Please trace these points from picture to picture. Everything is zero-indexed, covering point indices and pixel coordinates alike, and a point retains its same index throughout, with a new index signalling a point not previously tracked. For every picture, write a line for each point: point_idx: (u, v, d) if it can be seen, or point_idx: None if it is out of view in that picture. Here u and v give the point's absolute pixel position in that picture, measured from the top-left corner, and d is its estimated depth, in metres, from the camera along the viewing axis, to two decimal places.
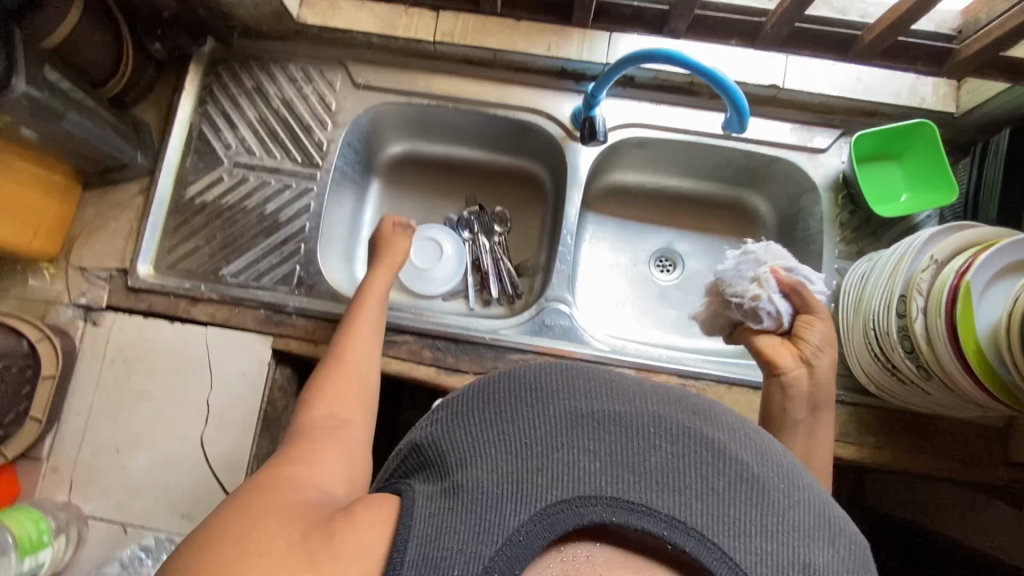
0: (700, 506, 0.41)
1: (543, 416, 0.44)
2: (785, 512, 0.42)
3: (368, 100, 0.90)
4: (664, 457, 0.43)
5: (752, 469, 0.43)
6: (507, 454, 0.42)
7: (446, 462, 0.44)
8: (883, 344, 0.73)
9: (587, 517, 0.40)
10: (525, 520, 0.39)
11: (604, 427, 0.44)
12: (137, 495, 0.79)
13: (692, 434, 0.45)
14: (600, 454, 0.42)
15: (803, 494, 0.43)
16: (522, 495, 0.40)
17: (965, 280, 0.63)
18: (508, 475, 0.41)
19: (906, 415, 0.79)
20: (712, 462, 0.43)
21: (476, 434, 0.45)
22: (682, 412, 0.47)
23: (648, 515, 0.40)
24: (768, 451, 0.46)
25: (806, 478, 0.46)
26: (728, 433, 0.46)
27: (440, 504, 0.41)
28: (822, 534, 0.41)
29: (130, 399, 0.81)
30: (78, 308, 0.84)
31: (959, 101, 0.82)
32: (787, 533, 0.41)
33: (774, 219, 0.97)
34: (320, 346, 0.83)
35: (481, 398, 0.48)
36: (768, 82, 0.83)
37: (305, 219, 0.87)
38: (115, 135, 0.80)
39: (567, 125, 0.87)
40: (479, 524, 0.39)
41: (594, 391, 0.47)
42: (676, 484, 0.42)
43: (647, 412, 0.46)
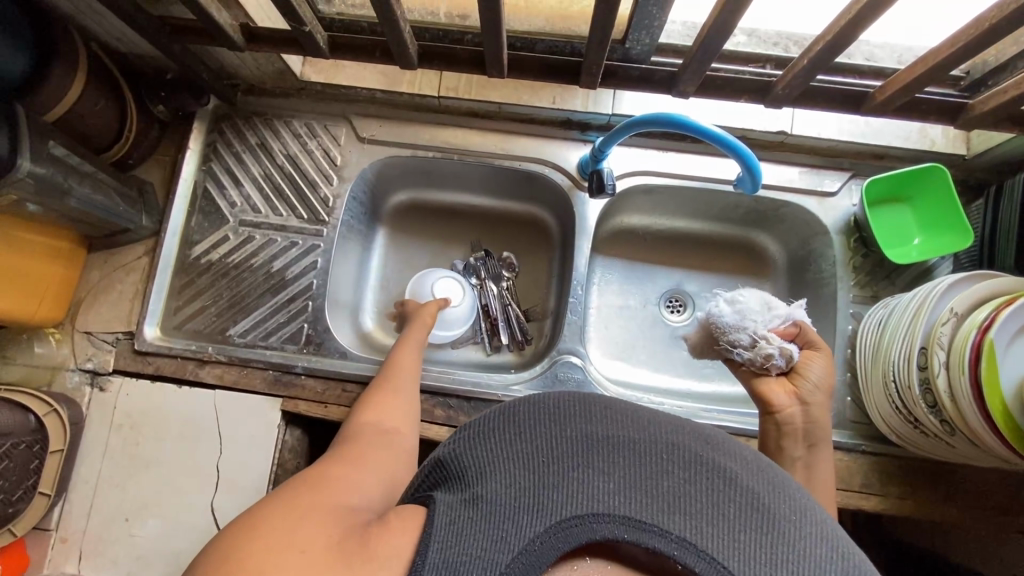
0: (710, 530, 0.39)
1: (561, 435, 0.43)
2: (798, 546, 0.38)
3: (373, 153, 0.90)
4: (676, 481, 0.41)
5: (763, 497, 0.41)
6: (526, 470, 0.41)
7: (466, 476, 0.42)
8: (905, 397, 0.71)
9: (599, 532, 0.38)
10: (541, 532, 0.38)
11: (620, 448, 0.42)
12: (146, 565, 0.78)
13: (707, 460, 0.42)
14: (614, 473, 0.41)
15: (817, 528, 0.40)
16: (538, 508, 0.39)
17: (988, 337, 0.62)
18: (526, 490, 0.40)
19: (930, 463, 0.78)
20: (722, 489, 0.41)
21: (498, 450, 0.43)
22: (698, 439, 0.44)
23: (659, 535, 0.39)
24: (783, 483, 0.43)
25: (823, 514, 0.42)
26: (743, 463, 0.43)
27: (459, 512, 0.40)
28: (835, 566, 0.38)
29: (138, 466, 0.80)
30: (84, 374, 0.83)
31: (970, 143, 0.81)
32: (801, 564, 0.38)
33: (784, 258, 0.96)
34: (330, 406, 0.81)
35: (502, 415, 0.46)
36: (775, 130, 0.83)
37: (311, 276, 0.86)
38: (119, 200, 0.80)
39: (574, 175, 0.87)
40: (497, 534, 0.38)
41: (613, 414, 0.45)
42: (688, 507, 0.40)
43: (662, 436, 0.44)
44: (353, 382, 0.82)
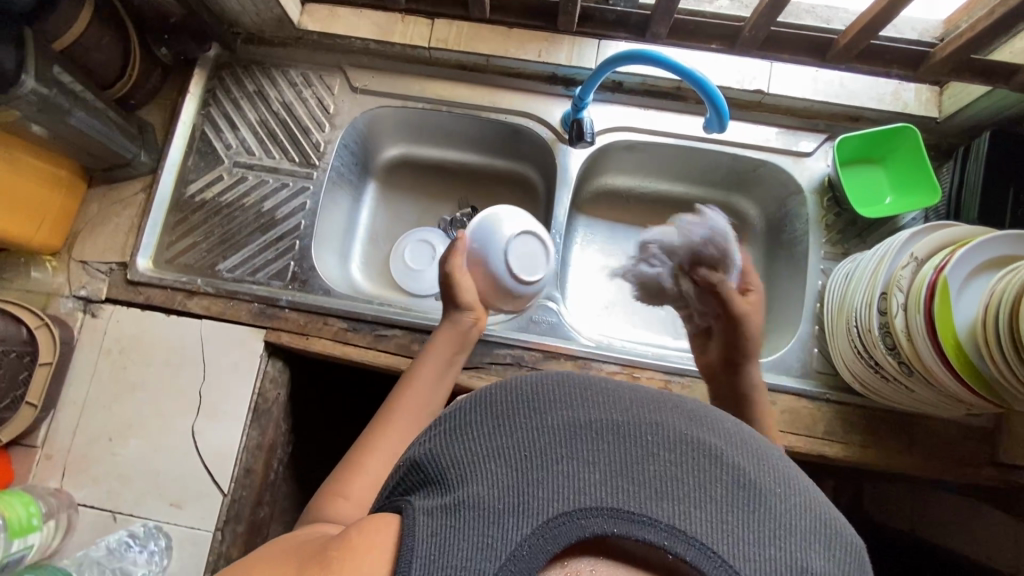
0: (700, 515, 0.34)
1: (541, 423, 0.37)
2: (788, 521, 0.35)
3: (365, 103, 0.93)
4: (663, 463, 0.36)
5: (750, 474, 0.36)
6: (508, 464, 0.36)
7: (446, 478, 0.37)
8: (865, 341, 0.73)
9: (588, 530, 0.33)
10: (528, 535, 0.33)
11: (603, 432, 0.37)
12: (127, 483, 0.80)
13: (691, 439, 0.37)
14: (600, 461, 0.36)
15: (802, 498, 0.37)
16: (524, 509, 0.34)
17: (944, 274, 0.63)
18: (511, 488, 0.35)
19: (892, 414, 0.79)
20: (709, 468, 0.36)
21: (477, 444, 0.38)
22: (682, 416, 0.39)
23: (650, 526, 0.34)
24: (765, 455, 0.39)
25: (803, 481, 0.39)
26: (725, 438, 0.39)
27: (440, 519, 0.34)
28: (818, 537, 0.35)
29: (124, 388, 0.83)
30: (78, 300, 0.86)
31: (941, 105, 0.83)
32: (788, 540, 0.34)
33: (762, 222, 0.98)
34: (311, 339, 0.84)
35: (477, 403, 0.40)
36: (752, 88, 0.85)
37: (300, 217, 0.90)
38: (119, 133, 0.83)
39: (557, 128, 0.90)
40: (480, 540, 0.33)
41: (598, 396, 0.40)
42: (676, 491, 0.35)
43: (651, 417, 0.38)
44: (334, 317, 0.85)
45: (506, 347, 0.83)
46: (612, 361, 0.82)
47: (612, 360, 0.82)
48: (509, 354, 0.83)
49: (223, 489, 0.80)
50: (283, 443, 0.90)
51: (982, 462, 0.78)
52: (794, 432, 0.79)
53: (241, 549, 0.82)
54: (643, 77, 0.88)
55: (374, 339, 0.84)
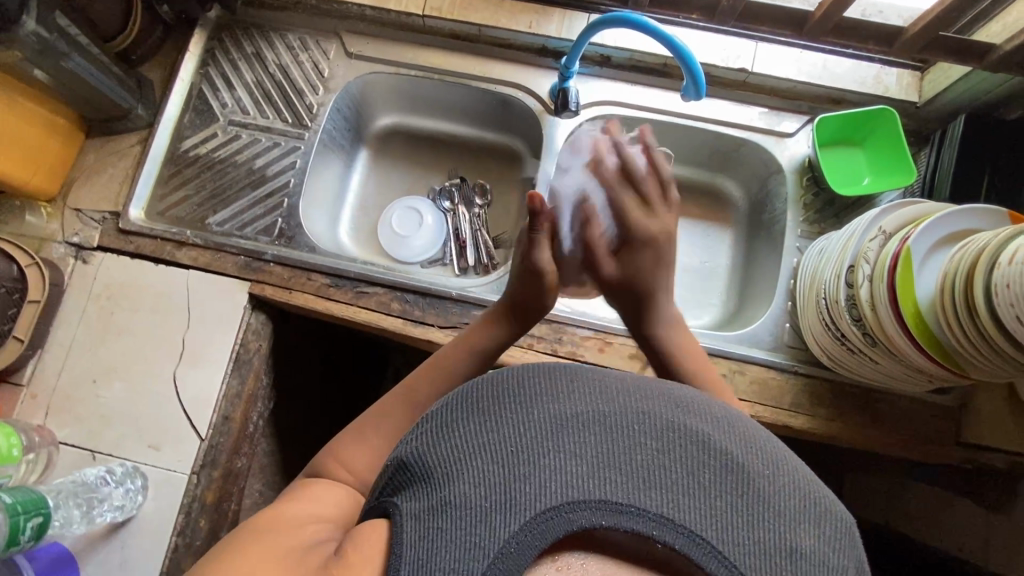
0: (689, 502, 0.35)
1: (526, 417, 0.37)
2: (772, 499, 0.36)
3: (359, 68, 0.95)
4: (651, 453, 0.36)
5: (738, 456, 0.37)
6: (491, 462, 0.36)
7: (431, 477, 0.37)
8: (833, 312, 0.74)
9: (576, 523, 0.34)
10: (516, 531, 0.33)
11: (589, 423, 0.37)
12: (108, 424, 0.82)
13: (678, 426, 0.38)
14: (587, 454, 0.36)
15: (797, 478, 0.37)
16: (511, 505, 0.34)
17: (907, 245, 0.65)
18: (496, 486, 0.35)
19: (859, 391, 0.81)
20: (697, 455, 0.37)
21: (462, 444, 0.37)
22: (667, 402, 0.39)
23: (638, 515, 0.34)
24: (751, 436, 0.39)
25: (792, 459, 0.39)
26: (712, 422, 0.39)
27: (427, 521, 0.35)
28: (810, 514, 0.36)
29: (110, 333, 0.85)
30: (70, 247, 0.88)
31: (921, 91, 0.85)
32: (777, 521, 0.35)
33: (744, 204, 0.99)
34: (294, 292, 0.86)
35: (462, 400, 0.40)
36: (736, 66, 0.87)
37: (290, 175, 0.92)
38: (117, 84, 0.86)
39: (544, 99, 0.92)
40: (467, 540, 0.33)
41: (582, 387, 0.39)
42: (667, 480, 0.35)
43: (635, 407, 0.38)
44: (317, 273, 0.87)
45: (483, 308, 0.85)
46: (586, 327, 0.83)
47: (586, 325, 0.83)
48: None
49: (201, 433, 0.82)
50: (263, 397, 0.92)
51: (946, 441, 0.79)
52: (760, 403, 0.80)
53: (215, 494, 0.84)
54: (631, 53, 0.90)
55: (354, 296, 0.86)
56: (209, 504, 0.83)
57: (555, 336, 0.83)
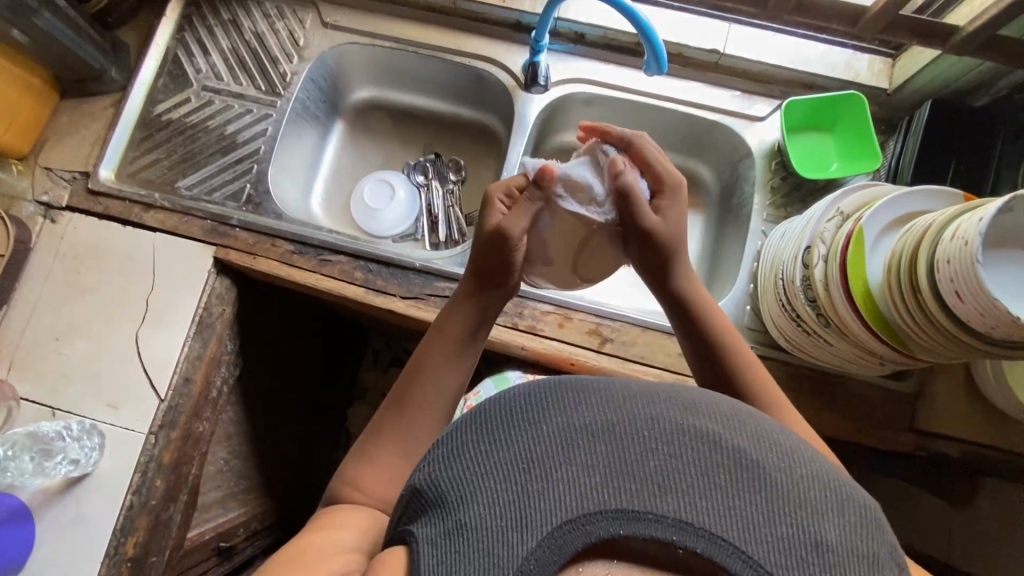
0: (710, 505, 0.32)
1: (529, 430, 0.34)
2: (796, 492, 0.32)
3: (335, 39, 0.95)
4: (663, 457, 0.33)
5: (757, 453, 0.33)
6: (501, 480, 0.33)
7: (439, 500, 0.34)
8: (788, 293, 0.74)
9: (594, 535, 0.31)
10: (533, 548, 0.31)
11: (597, 432, 0.34)
12: (69, 382, 0.83)
13: (688, 427, 0.34)
14: (598, 464, 0.33)
15: (810, 469, 0.34)
16: (523, 523, 0.31)
17: (859, 225, 0.64)
18: (505, 504, 0.32)
19: (817, 375, 0.81)
20: (713, 455, 0.33)
21: (467, 463, 0.35)
22: (674, 403, 0.35)
23: (656, 522, 0.31)
24: (764, 431, 0.35)
25: (808, 451, 0.35)
26: (721, 419, 0.35)
27: (442, 546, 0.32)
28: (832, 502, 0.33)
29: (76, 292, 0.86)
30: (39, 206, 0.89)
31: (892, 77, 0.85)
32: (805, 514, 0.32)
33: (716, 188, 0.99)
34: (258, 258, 0.86)
35: (472, 420, 0.37)
36: (707, 46, 0.87)
37: (261, 142, 0.92)
38: (89, 43, 0.86)
39: (516, 75, 0.92)
40: (483, 563, 0.31)
41: (584, 393, 0.36)
42: (682, 482, 0.32)
43: (641, 410, 0.35)
44: (282, 239, 0.87)
45: (446, 280, 0.85)
46: (546, 302, 0.84)
47: (546, 300, 0.83)
48: (447, 287, 0.85)
49: (160, 393, 0.83)
50: (228, 362, 0.92)
51: (901, 427, 0.79)
52: None
53: (173, 455, 0.84)
54: (604, 31, 0.90)
55: (318, 264, 0.86)
56: (166, 465, 0.83)
57: (516, 310, 0.83)
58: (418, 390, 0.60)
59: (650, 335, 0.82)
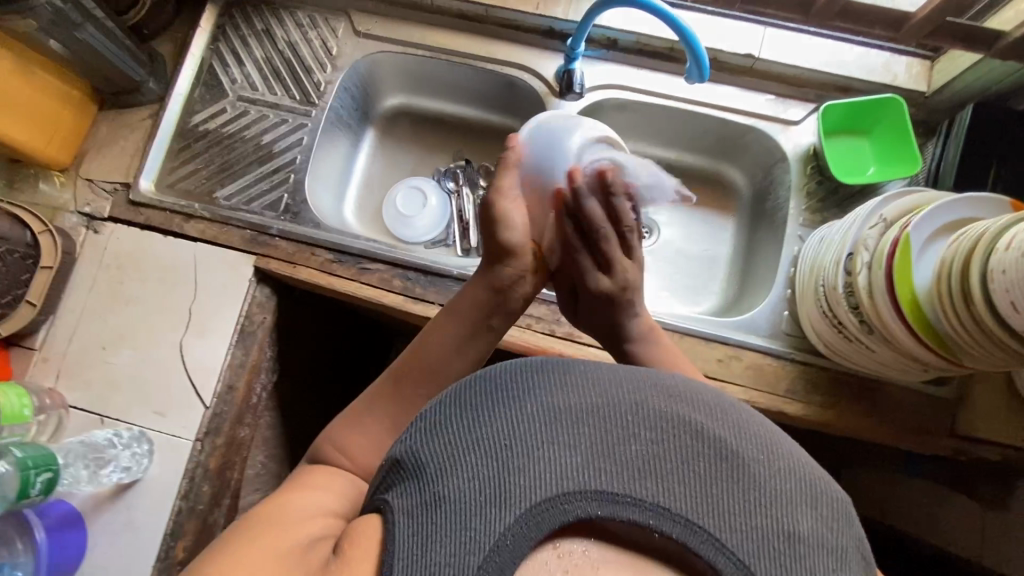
0: (684, 491, 0.37)
1: (518, 413, 0.39)
2: (766, 485, 0.37)
3: (366, 48, 0.96)
4: (644, 443, 0.38)
5: (732, 445, 0.39)
6: (484, 456, 0.38)
7: (424, 473, 0.38)
8: (830, 299, 0.74)
9: (572, 513, 0.36)
10: (510, 524, 0.35)
11: (582, 418, 0.39)
12: (116, 390, 0.85)
13: (671, 415, 0.40)
14: (580, 445, 0.38)
15: (787, 461, 0.39)
16: (505, 499, 0.36)
17: (905, 233, 0.64)
18: (489, 480, 0.36)
19: (856, 379, 0.81)
20: (691, 445, 0.38)
21: (454, 441, 0.39)
22: (659, 391, 0.41)
23: (634, 505, 0.36)
24: (745, 422, 0.41)
25: (786, 443, 0.41)
26: (705, 410, 0.41)
27: (419, 517, 0.36)
28: (804, 497, 0.38)
29: (119, 301, 0.87)
30: (82, 217, 0.90)
31: (930, 80, 0.85)
32: (775, 507, 0.37)
33: (748, 192, 0.99)
34: (298, 267, 0.87)
35: (455, 394, 0.42)
36: (743, 51, 0.87)
37: (297, 152, 0.93)
38: (128, 56, 0.87)
39: (550, 82, 0.91)
40: (462, 533, 0.35)
41: (572, 380, 0.41)
42: (660, 469, 0.37)
43: (625, 398, 0.40)
44: (321, 249, 0.88)
45: None
46: None
47: None
48: None
49: (205, 401, 0.84)
50: (267, 369, 0.94)
51: (940, 432, 0.80)
52: (755, 388, 0.81)
53: (218, 461, 0.86)
54: (637, 37, 0.90)
55: (357, 272, 0.87)
56: (212, 471, 0.85)
57: (554, 317, 0.85)
58: (427, 368, 0.64)
59: (687, 341, 0.82)
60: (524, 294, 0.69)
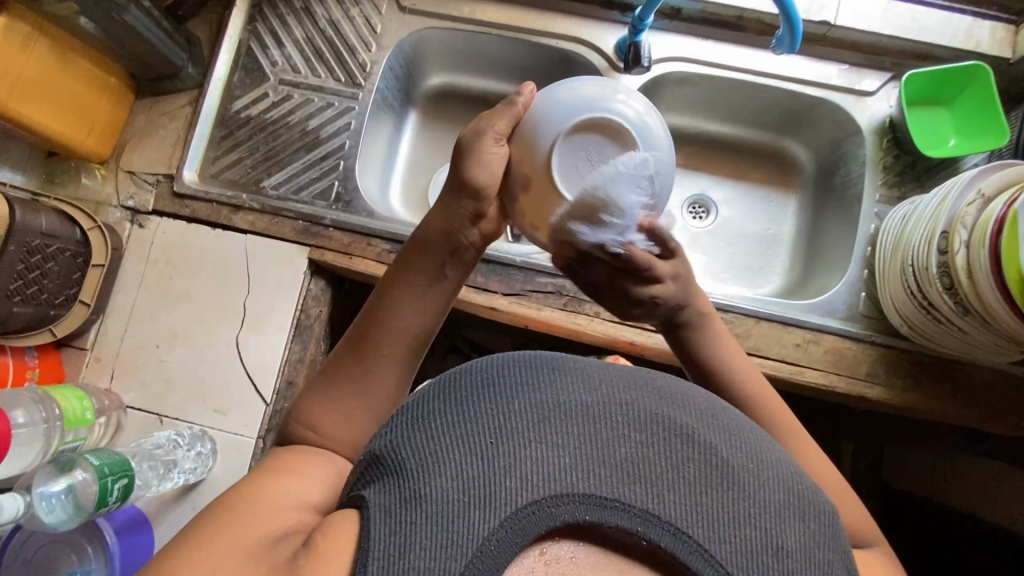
0: (673, 498, 0.37)
1: (507, 409, 0.40)
2: (755, 496, 0.38)
3: (413, 24, 0.91)
4: (634, 445, 0.39)
5: (723, 452, 0.39)
6: (470, 456, 0.37)
7: (406, 469, 0.38)
8: (920, 279, 0.71)
9: (559, 518, 0.36)
10: (496, 528, 0.35)
11: (572, 418, 0.39)
12: (173, 389, 0.82)
13: (661, 418, 0.40)
14: (568, 446, 0.38)
15: (777, 471, 0.40)
16: (491, 500, 0.35)
17: (1013, 209, 0.61)
18: (476, 480, 0.36)
19: (937, 361, 0.79)
20: (682, 448, 0.39)
21: (440, 438, 0.39)
22: (650, 392, 0.42)
23: (623, 511, 0.36)
24: (738, 428, 0.42)
25: (777, 452, 0.42)
26: (696, 414, 0.41)
27: (397, 515, 0.36)
28: (795, 511, 0.38)
29: (170, 298, 0.84)
30: (125, 211, 0.87)
31: (1016, 46, 0.81)
32: (765, 518, 0.37)
33: (812, 167, 0.95)
34: (355, 258, 0.84)
35: (440, 388, 0.43)
36: (818, 18, 0.82)
37: (345, 137, 0.89)
38: (168, 39, 0.83)
39: (610, 56, 0.87)
40: (445, 537, 0.34)
41: (562, 379, 0.42)
42: (650, 474, 0.38)
43: (615, 399, 0.41)
44: (377, 238, 0.85)
45: (548, 276, 0.83)
46: None
47: None
48: (550, 282, 0.83)
49: (265, 398, 0.82)
50: None
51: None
52: (834, 372, 0.79)
53: None
54: (704, 5, 0.85)
55: None
56: None
57: None
58: (382, 319, 0.58)
59: (763, 326, 0.79)
60: (480, 236, 0.62)
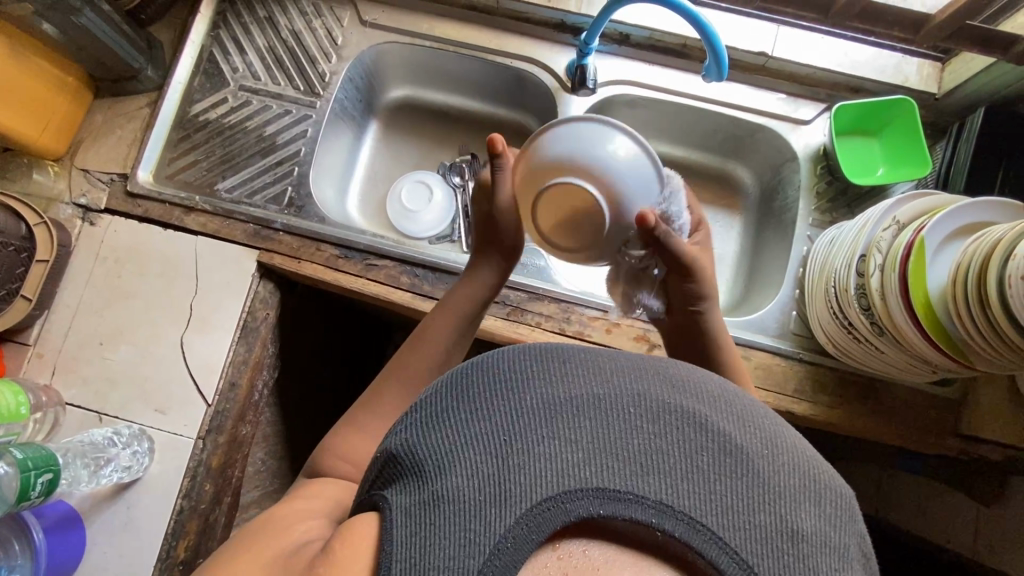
0: (687, 488, 0.36)
1: (518, 404, 0.39)
2: (770, 481, 0.37)
3: (372, 37, 0.94)
4: (646, 437, 0.38)
5: (735, 439, 0.38)
6: (484, 451, 0.37)
7: (423, 469, 0.38)
8: (841, 301, 0.74)
9: (574, 513, 0.35)
10: (512, 524, 0.34)
11: (584, 409, 0.39)
12: (114, 387, 0.82)
13: (673, 407, 0.39)
14: (580, 440, 0.37)
15: (790, 456, 0.39)
16: (505, 497, 0.35)
17: (921, 235, 0.64)
18: (490, 477, 0.36)
19: (861, 380, 0.82)
20: (694, 438, 0.38)
21: (456, 437, 0.38)
22: (662, 383, 0.41)
23: (636, 503, 0.35)
24: (750, 415, 0.41)
25: (791, 436, 0.41)
26: (706, 402, 0.40)
27: (417, 516, 0.36)
28: (808, 495, 0.37)
29: (117, 296, 0.85)
30: (77, 208, 0.87)
31: (941, 82, 0.86)
32: (778, 505, 0.36)
33: (755, 191, 0.98)
34: (304, 262, 0.85)
35: (453, 382, 0.42)
36: (756, 49, 0.87)
37: (301, 144, 0.91)
38: (127, 42, 0.84)
39: (561, 76, 0.90)
40: (464, 535, 0.34)
41: (574, 371, 0.41)
42: (663, 465, 0.37)
43: (627, 390, 0.40)
44: (327, 243, 0.86)
45: None
46: (596, 308, 0.84)
47: (594, 306, 0.84)
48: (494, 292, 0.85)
49: (207, 398, 0.82)
50: (269, 366, 0.91)
51: (945, 432, 0.80)
52: (765, 388, 0.81)
53: (220, 459, 0.84)
54: (650, 32, 0.89)
55: (363, 268, 0.85)
56: (214, 469, 0.83)
57: (563, 316, 0.84)
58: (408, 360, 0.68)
59: None
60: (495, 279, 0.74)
